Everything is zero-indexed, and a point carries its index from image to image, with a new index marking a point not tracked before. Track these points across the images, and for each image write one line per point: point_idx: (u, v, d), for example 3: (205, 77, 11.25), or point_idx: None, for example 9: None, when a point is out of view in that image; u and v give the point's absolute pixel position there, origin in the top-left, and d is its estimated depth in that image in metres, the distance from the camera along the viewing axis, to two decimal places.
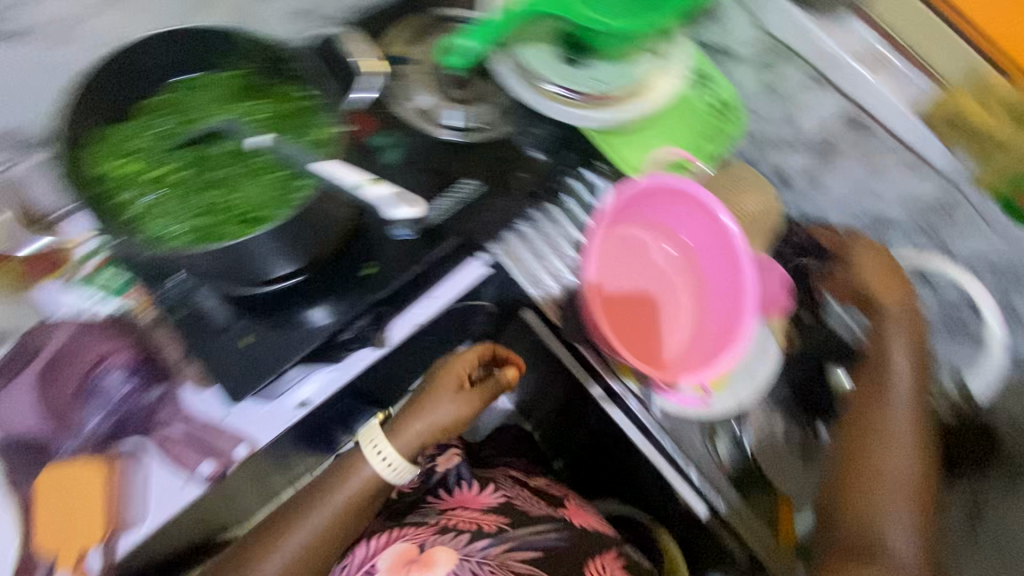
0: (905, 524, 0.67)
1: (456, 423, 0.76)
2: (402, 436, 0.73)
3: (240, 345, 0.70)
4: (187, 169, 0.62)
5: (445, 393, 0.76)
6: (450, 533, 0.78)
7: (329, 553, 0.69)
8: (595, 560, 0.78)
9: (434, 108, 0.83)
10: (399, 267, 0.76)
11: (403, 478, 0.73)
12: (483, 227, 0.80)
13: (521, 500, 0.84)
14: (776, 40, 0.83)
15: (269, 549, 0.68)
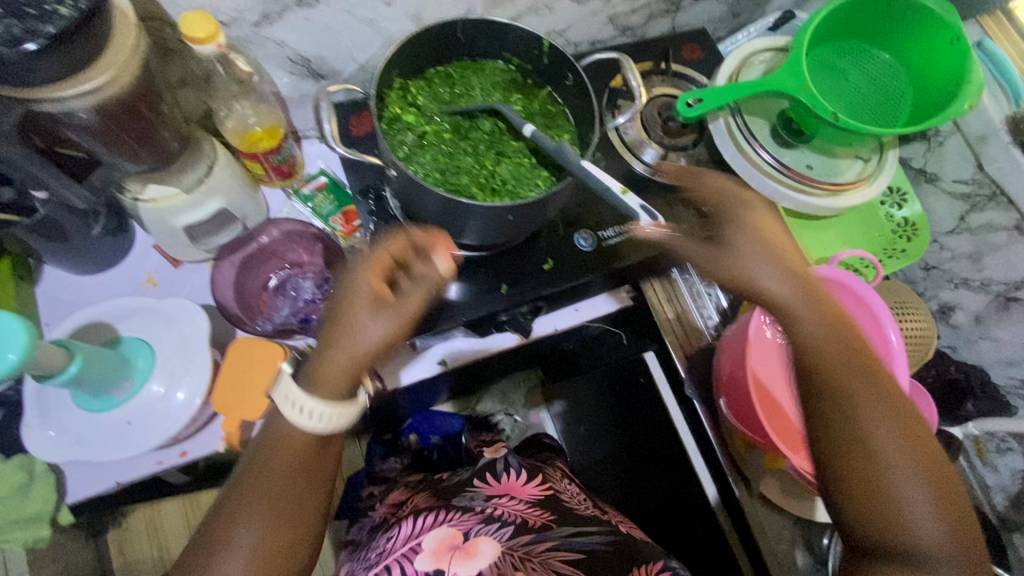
0: (907, 451, 0.50)
1: (393, 336, 0.54)
2: (327, 376, 0.52)
3: None
4: (451, 133, 0.70)
5: (364, 312, 0.53)
6: (496, 524, 0.71)
7: (321, 475, 0.54)
8: (643, 566, 0.69)
9: (638, 144, 0.89)
10: (576, 272, 0.82)
11: (348, 426, 0.54)
12: (655, 261, 0.86)
13: (569, 500, 0.80)
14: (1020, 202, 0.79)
15: (265, 459, 0.52)
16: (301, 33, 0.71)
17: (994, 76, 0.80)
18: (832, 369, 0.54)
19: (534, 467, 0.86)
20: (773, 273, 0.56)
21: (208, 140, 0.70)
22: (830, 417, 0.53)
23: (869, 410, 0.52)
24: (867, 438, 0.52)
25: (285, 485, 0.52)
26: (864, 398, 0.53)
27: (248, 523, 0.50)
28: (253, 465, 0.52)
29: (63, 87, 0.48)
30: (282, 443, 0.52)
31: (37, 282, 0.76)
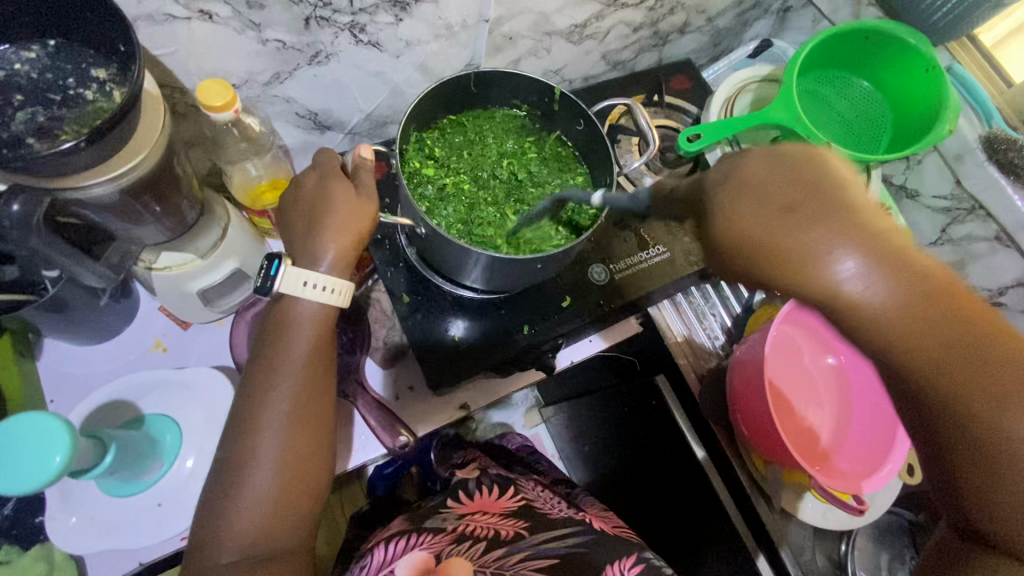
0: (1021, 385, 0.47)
1: (363, 222, 0.63)
2: (327, 256, 0.62)
3: (453, 340, 0.79)
4: (473, 185, 0.76)
5: (338, 196, 0.62)
6: (467, 542, 0.75)
7: (327, 364, 0.64)
8: (615, 563, 0.72)
9: (638, 176, 0.91)
10: (590, 307, 0.83)
11: (348, 302, 0.64)
12: (663, 290, 0.87)
13: (541, 506, 0.86)
14: (998, 218, 0.86)
15: (281, 346, 0.62)
16: (310, 89, 0.70)
17: (967, 101, 0.86)
18: (943, 359, 0.48)
19: (504, 481, 0.94)
20: (855, 263, 0.46)
21: (220, 203, 0.69)
22: (957, 403, 0.48)
23: (990, 385, 0.47)
24: (995, 418, 0.47)
25: (292, 376, 0.62)
26: (985, 378, 0.47)
27: (272, 431, 0.60)
28: (272, 358, 0.62)
29: (98, 173, 0.46)
30: (296, 328, 0.61)
31: (38, 357, 0.73)
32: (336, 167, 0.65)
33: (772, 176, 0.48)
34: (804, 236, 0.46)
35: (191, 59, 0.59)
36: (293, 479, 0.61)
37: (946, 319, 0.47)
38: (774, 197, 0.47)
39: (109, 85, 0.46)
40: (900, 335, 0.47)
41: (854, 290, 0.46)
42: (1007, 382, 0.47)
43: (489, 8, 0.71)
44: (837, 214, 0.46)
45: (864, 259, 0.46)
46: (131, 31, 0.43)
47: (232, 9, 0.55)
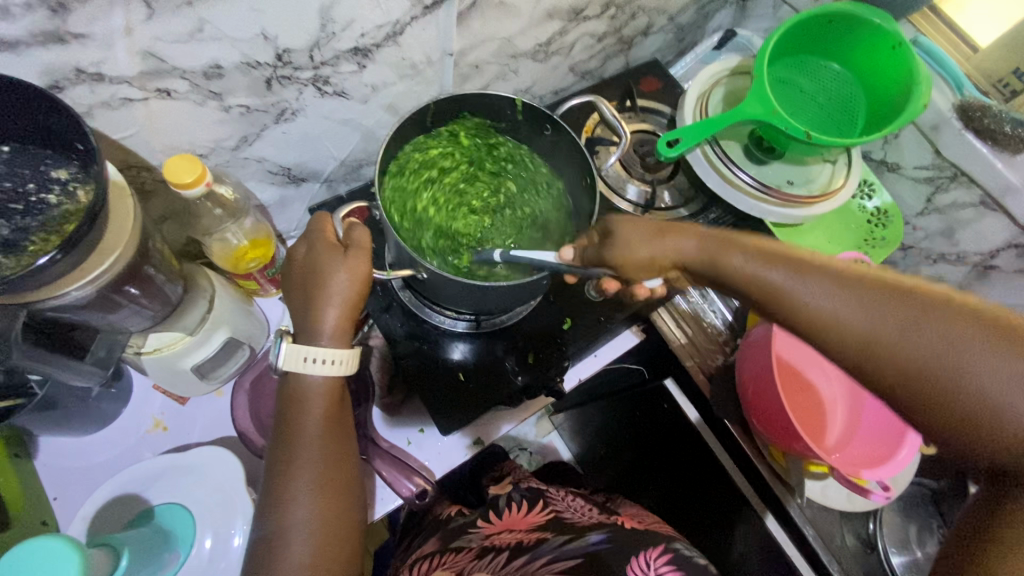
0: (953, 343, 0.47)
1: (362, 285, 0.60)
2: (328, 326, 0.60)
3: (460, 380, 0.78)
4: (467, 199, 0.77)
5: (327, 261, 0.60)
6: (490, 556, 0.76)
7: (344, 426, 0.63)
8: (640, 557, 0.69)
9: (621, 183, 0.89)
10: (590, 325, 0.82)
11: (353, 369, 0.62)
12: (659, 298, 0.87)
13: (571, 516, 0.83)
14: (977, 181, 0.88)
15: (297, 418, 0.60)
16: (281, 147, 0.69)
17: (938, 72, 0.86)
18: (869, 322, 0.50)
19: (534, 495, 0.90)
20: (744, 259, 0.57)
21: (203, 274, 0.68)
22: (877, 358, 0.50)
23: (909, 339, 0.49)
24: (916, 353, 0.48)
25: (315, 442, 0.60)
26: (904, 325, 0.49)
27: (302, 497, 0.59)
28: (292, 430, 0.60)
29: (73, 279, 0.45)
30: (310, 401, 0.60)
31: (35, 456, 0.70)
32: (319, 225, 0.63)
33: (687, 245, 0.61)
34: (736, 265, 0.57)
35: (154, 136, 0.57)
36: (332, 540, 0.59)
37: (849, 289, 0.52)
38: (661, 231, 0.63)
39: (72, 184, 0.45)
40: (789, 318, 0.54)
41: (752, 274, 0.56)
42: (916, 330, 0.49)
43: (451, 41, 0.70)
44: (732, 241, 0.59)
45: (745, 253, 0.57)
46: (87, 129, 0.42)
47: (189, 83, 0.54)
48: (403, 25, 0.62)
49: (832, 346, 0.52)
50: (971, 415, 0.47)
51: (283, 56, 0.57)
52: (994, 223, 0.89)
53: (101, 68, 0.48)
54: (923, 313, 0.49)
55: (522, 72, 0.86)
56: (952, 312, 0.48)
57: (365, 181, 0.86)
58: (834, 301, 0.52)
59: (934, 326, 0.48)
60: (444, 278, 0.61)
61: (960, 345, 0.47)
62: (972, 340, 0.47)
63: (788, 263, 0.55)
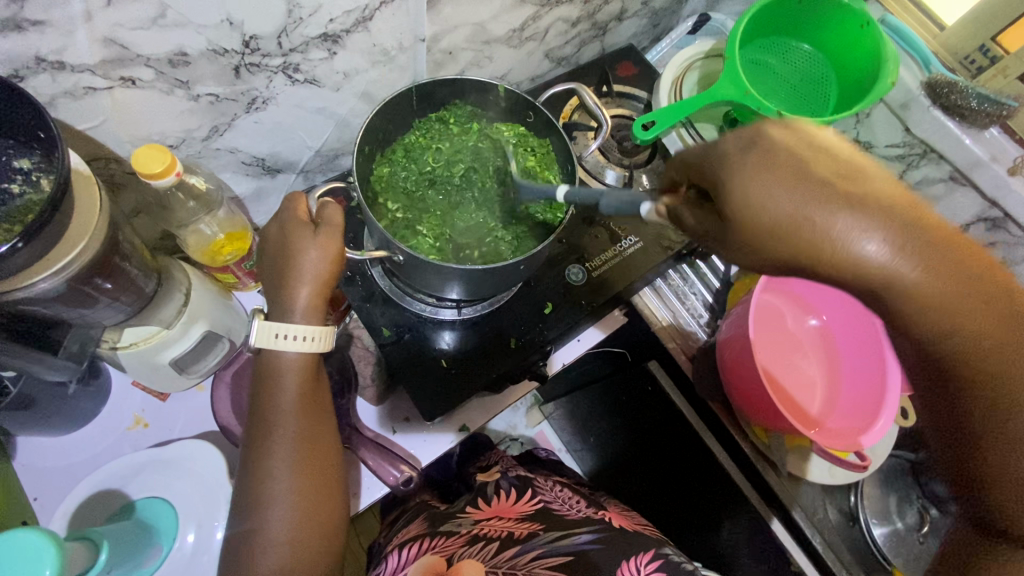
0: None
1: (335, 264, 0.61)
2: (302, 306, 0.60)
3: (442, 367, 0.78)
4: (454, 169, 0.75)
5: (300, 241, 0.59)
6: (479, 544, 0.76)
7: (321, 403, 0.63)
8: (631, 560, 0.70)
9: (599, 168, 0.89)
10: (572, 310, 0.83)
11: (331, 346, 0.63)
12: (640, 280, 0.87)
13: (558, 507, 0.84)
14: (944, 157, 0.90)
15: (271, 397, 0.60)
16: (253, 137, 0.68)
17: (904, 50, 0.89)
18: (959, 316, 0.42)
19: (522, 484, 0.92)
20: (880, 245, 0.39)
21: (179, 268, 0.67)
22: (979, 379, 0.45)
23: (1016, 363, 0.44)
24: (1005, 378, 0.44)
25: (291, 417, 0.60)
26: (1000, 354, 0.44)
27: (281, 473, 0.59)
28: (266, 410, 0.60)
29: (38, 270, 0.44)
30: (282, 378, 0.60)
31: (13, 456, 0.69)
32: (293, 209, 0.63)
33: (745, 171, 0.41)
34: (796, 205, 0.40)
35: (121, 127, 0.56)
36: (314, 515, 0.60)
37: (979, 294, 0.42)
38: (793, 170, 0.41)
39: (36, 173, 0.44)
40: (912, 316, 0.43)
41: (875, 264, 0.40)
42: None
43: (423, 27, 0.69)
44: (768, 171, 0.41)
45: (879, 222, 0.39)
46: (50, 116, 0.41)
47: (155, 70, 0.53)
48: (373, 10, 0.62)
49: (941, 345, 0.44)
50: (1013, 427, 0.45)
51: (250, 42, 0.56)
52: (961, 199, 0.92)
53: (62, 56, 0.47)
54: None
55: (497, 59, 0.86)
56: None
57: (341, 171, 0.85)
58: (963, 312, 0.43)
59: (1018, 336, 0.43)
60: (421, 261, 0.61)
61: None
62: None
63: (789, 245, 0.40)
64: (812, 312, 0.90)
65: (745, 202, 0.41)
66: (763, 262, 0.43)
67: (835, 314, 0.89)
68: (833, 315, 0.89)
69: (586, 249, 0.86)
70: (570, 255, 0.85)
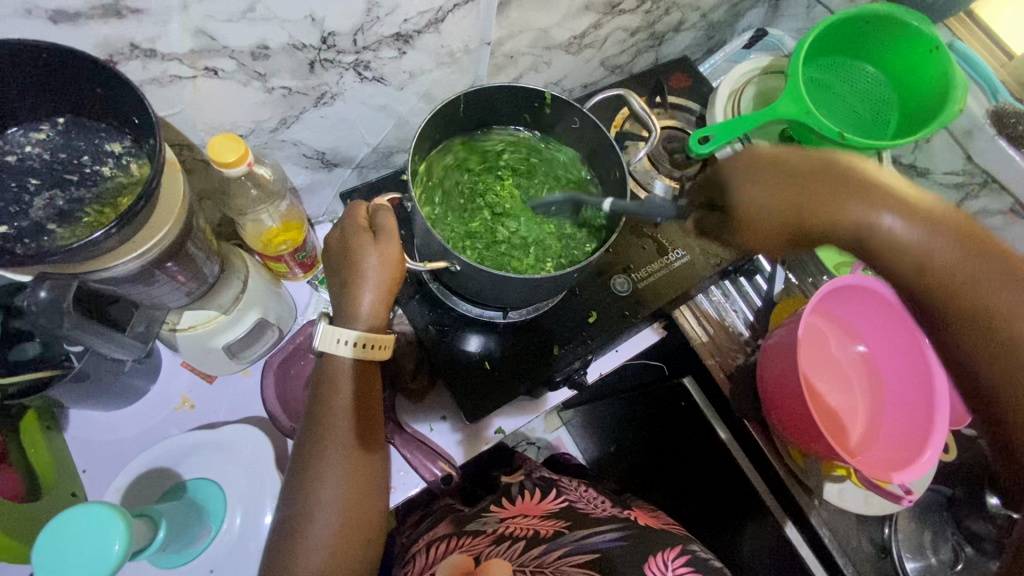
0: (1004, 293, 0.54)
1: (398, 271, 0.61)
2: (365, 311, 0.61)
3: (484, 369, 0.78)
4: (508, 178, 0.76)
5: (363, 249, 0.60)
6: (506, 543, 0.75)
7: (374, 414, 0.63)
8: (659, 556, 0.70)
9: (648, 179, 0.89)
10: (616, 320, 0.82)
11: (387, 352, 0.64)
12: (684, 295, 0.86)
13: (584, 507, 0.82)
14: (1006, 188, 0.87)
15: (327, 402, 0.61)
16: (317, 130, 0.69)
17: (972, 77, 0.86)
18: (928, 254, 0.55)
19: (546, 485, 0.92)
20: (865, 207, 0.57)
21: (237, 255, 0.68)
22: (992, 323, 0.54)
23: (1004, 305, 0.54)
24: (1014, 327, 0.53)
25: (342, 425, 0.61)
26: (994, 283, 0.55)
27: (328, 476, 0.60)
28: (320, 411, 0.61)
29: (126, 252, 0.45)
30: (336, 381, 0.61)
31: (65, 429, 0.70)
32: (360, 211, 0.64)
33: (783, 169, 0.61)
34: (753, 177, 0.62)
35: (198, 115, 0.58)
36: (356, 519, 0.61)
37: (976, 254, 0.55)
38: (772, 165, 0.62)
39: (126, 158, 0.46)
40: (915, 272, 0.56)
41: (887, 224, 0.56)
42: (1020, 302, 0.54)
43: (490, 30, 0.70)
44: (754, 185, 0.62)
45: (872, 201, 0.57)
46: (146, 103, 0.42)
47: (237, 62, 0.54)
48: (445, 12, 0.62)
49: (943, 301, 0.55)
50: None
51: (327, 39, 0.57)
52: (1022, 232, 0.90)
53: (154, 45, 0.48)
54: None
55: (554, 65, 0.86)
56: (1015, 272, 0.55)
57: (394, 169, 0.86)
58: (933, 239, 0.55)
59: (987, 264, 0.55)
60: (477, 270, 0.61)
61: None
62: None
63: (781, 214, 0.61)
64: (858, 339, 0.89)
65: (752, 202, 0.62)
66: (780, 214, 0.61)
67: (882, 342, 0.87)
68: (881, 344, 0.87)
69: (631, 258, 0.85)
70: (616, 264, 0.85)
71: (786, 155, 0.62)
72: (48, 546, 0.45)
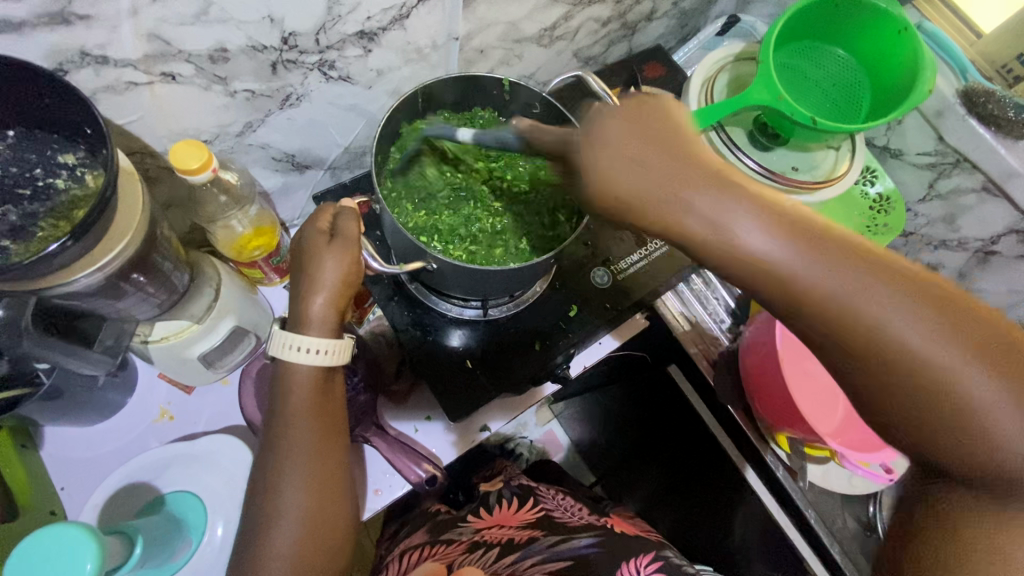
0: (905, 298, 0.42)
1: (352, 275, 0.60)
2: (316, 318, 0.59)
3: (466, 367, 0.78)
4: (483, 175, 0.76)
5: (319, 255, 0.59)
6: (480, 551, 0.75)
7: (337, 423, 0.63)
8: (632, 560, 0.70)
9: None
10: (598, 314, 0.82)
11: (343, 358, 0.62)
12: (665, 285, 0.86)
13: (560, 516, 0.82)
14: (977, 167, 0.88)
15: (285, 413, 0.60)
16: (285, 133, 0.68)
17: (942, 58, 0.87)
18: (808, 276, 0.44)
19: (524, 493, 0.89)
20: (711, 206, 0.46)
21: (209, 263, 0.67)
22: (864, 336, 0.43)
23: (897, 322, 0.42)
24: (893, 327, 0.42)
25: (302, 434, 0.60)
26: (878, 317, 0.42)
27: (292, 487, 0.59)
28: (279, 422, 0.60)
29: (84, 266, 0.44)
30: (291, 391, 0.60)
31: (41, 446, 0.69)
32: (315, 216, 0.62)
33: (649, 129, 0.49)
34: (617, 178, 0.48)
35: (158, 122, 0.56)
36: (319, 518, 0.60)
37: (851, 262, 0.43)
38: (644, 129, 0.49)
39: (80, 169, 0.44)
40: (792, 282, 0.44)
41: (734, 237, 0.45)
42: (890, 303, 0.42)
43: (457, 26, 0.69)
44: (625, 155, 0.49)
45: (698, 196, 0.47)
46: (96, 113, 0.41)
47: (195, 66, 0.53)
48: (409, 8, 0.61)
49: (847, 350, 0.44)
50: (933, 404, 0.42)
51: (288, 39, 0.56)
52: (994, 210, 0.91)
53: (106, 51, 0.47)
54: (922, 292, 0.42)
55: (526, 59, 0.85)
56: (922, 292, 0.42)
57: (368, 169, 0.85)
58: (824, 270, 0.43)
59: (892, 282, 0.43)
60: (453, 266, 0.61)
61: (921, 319, 0.42)
62: (954, 332, 0.41)
63: (625, 210, 0.49)
64: None
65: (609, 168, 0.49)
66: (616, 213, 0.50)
67: None
68: None
69: (610, 249, 0.85)
70: (596, 256, 0.84)
71: (649, 126, 0.49)
72: (18, 570, 0.44)
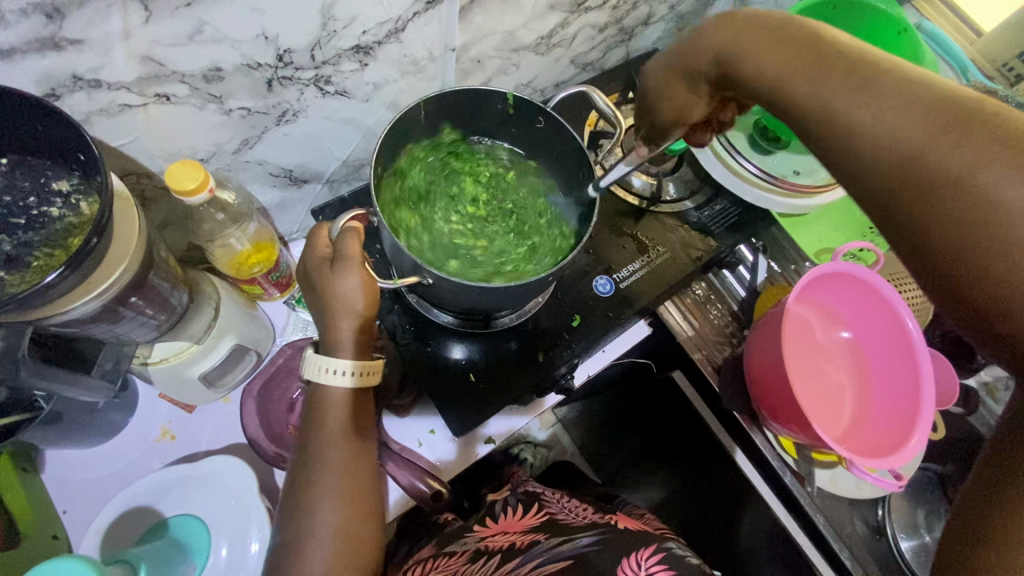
0: (997, 151, 0.35)
1: (372, 295, 0.59)
2: (341, 339, 0.59)
3: (470, 380, 0.77)
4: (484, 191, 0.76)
5: (335, 278, 0.58)
6: (483, 559, 0.74)
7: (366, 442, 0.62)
8: (631, 556, 0.68)
9: (625, 177, 0.88)
10: (601, 323, 0.81)
11: (374, 378, 0.62)
12: (668, 291, 0.86)
13: (564, 516, 0.81)
14: None
15: (318, 430, 0.59)
16: (282, 149, 0.67)
17: (943, 58, 0.86)
18: (900, 129, 0.38)
19: (529, 499, 0.88)
20: (773, 66, 0.44)
21: (208, 281, 0.66)
22: (945, 189, 0.36)
23: (991, 175, 0.35)
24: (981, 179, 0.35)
25: (335, 450, 0.59)
26: (964, 155, 0.35)
27: (324, 503, 0.58)
28: (315, 439, 0.59)
29: (80, 294, 0.44)
30: (327, 409, 0.59)
31: (41, 470, 0.69)
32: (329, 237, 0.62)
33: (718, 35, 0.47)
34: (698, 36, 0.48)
35: (153, 143, 0.56)
36: (346, 548, 0.58)
37: (952, 128, 0.36)
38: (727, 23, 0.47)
39: (75, 196, 0.44)
40: (859, 128, 0.39)
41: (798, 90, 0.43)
42: (978, 155, 0.35)
43: (453, 36, 0.68)
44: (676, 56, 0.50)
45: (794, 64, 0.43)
46: (88, 139, 0.41)
47: (189, 86, 0.52)
48: (405, 21, 0.61)
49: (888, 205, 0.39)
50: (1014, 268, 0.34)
51: (284, 56, 0.55)
52: None
53: (99, 75, 0.46)
54: (1015, 143, 0.34)
55: (523, 67, 0.84)
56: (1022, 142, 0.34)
57: (366, 181, 0.84)
58: (900, 106, 0.38)
59: (979, 138, 0.35)
60: (451, 282, 0.60)
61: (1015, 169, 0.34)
62: None
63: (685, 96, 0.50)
64: (842, 327, 0.89)
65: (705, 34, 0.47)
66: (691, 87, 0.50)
67: (865, 326, 0.86)
68: (864, 329, 0.87)
69: (612, 257, 0.84)
70: (598, 264, 0.84)
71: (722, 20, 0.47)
72: None
